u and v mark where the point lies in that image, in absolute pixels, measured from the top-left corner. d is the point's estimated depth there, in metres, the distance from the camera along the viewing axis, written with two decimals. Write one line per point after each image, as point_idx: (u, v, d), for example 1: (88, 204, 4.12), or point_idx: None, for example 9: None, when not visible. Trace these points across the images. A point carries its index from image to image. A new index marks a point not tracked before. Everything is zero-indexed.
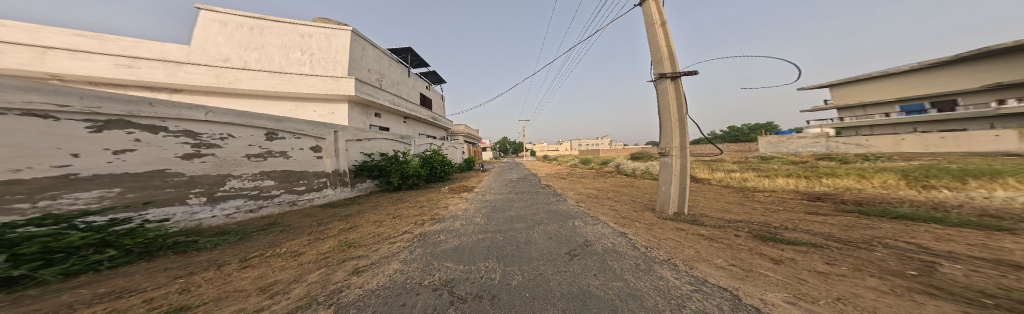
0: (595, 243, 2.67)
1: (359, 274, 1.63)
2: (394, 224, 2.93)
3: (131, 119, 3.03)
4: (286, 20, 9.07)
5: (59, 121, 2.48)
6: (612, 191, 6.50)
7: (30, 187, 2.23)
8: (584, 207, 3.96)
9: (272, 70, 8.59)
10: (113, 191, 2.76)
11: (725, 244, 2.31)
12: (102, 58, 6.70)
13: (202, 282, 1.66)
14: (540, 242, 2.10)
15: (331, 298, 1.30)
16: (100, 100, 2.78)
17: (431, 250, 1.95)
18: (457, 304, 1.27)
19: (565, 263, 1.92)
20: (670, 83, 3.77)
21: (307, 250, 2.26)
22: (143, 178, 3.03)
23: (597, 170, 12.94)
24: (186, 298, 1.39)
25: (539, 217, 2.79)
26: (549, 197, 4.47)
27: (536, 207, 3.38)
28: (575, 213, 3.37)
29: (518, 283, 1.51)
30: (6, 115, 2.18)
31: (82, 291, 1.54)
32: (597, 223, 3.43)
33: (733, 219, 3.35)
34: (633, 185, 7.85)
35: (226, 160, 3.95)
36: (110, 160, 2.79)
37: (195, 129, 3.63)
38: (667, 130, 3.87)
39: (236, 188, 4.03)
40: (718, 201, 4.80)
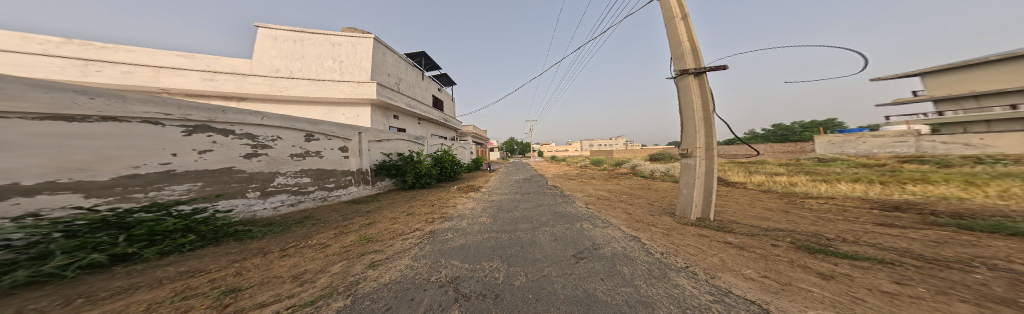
0: (605, 247, 2.59)
1: (374, 267, 1.73)
2: (407, 222, 3.07)
3: (211, 124, 3.56)
4: (321, 31, 9.83)
5: (165, 127, 3.08)
6: (626, 194, 6.26)
7: (144, 180, 2.83)
8: (594, 210, 3.84)
9: (311, 78, 9.33)
10: (197, 185, 3.31)
11: (759, 254, 2.12)
12: (194, 73, 7.96)
13: (251, 267, 1.86)
14: (546, 244, 2.08)
15: (350, 289, 1.40)
16: (192, 109, 3.35)
17: (440, 248, 2.01)
18: (462, 301, 1.31)
19: (570, 265, 1.89)
20: (694, 79, 3.53)
21: (332, 243, 2.44)
22: (217, 174, 3.54)
23: (613, 172, 12.50)
24: (237, 281, 1.57)
25: (546, 218, 2.77)
26: (555, 198, 4.40)
27: (542, 208, 3.37)
28: (584, 215, 3.28)
29: (525, 281, 1.54)
30: (131, 123, 2.78)
31: (168, 268, 1.84)
32: (609, 227, 3.32)
33: (772, 227, 3.06)
34: (652, 187, 7.50)
35: (275, 159, 4.43)
36: (196, 159, 3.35)
37: (255, 132, 4.15)
38: (690, 130, 3.65)
39: (282, 184, 4.51)
40: (756, 208, 4.40)
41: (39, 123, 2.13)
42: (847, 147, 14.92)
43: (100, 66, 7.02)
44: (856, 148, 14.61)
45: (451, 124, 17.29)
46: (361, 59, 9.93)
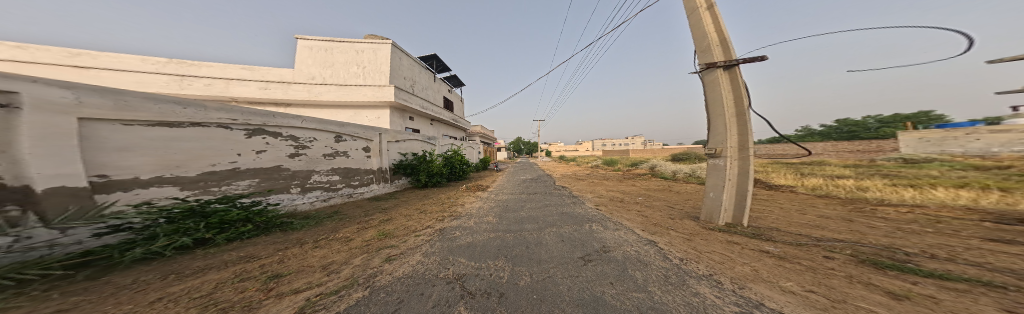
0: (615, 251, 2.49)
1: (390, 261, 1.84)
2: (419, 219, 3.21)
3: (265, 128, 4.03)
4: (347, 39, 10.58)
5: (233, 131, 3.58)
6: (643, 196, 5.97)
7: (219, 176, 3.33)
8: (607, 211, 3.69)
9: (339, 83, 10.15)
10: (254, 181, 3.78)
11: (805, 266, 1.89)
12: (251, 84, 9.29)
13: (290, 256, 2.05)
14: (552, 244, 2.05)
15: (369, 281, 1.49)
16: (251, 115, 3.83)
17: (448, 245, 2.07)
18: (467, 298, 1.35)
19: (577, 267, 1.85)
20: (723, 73, 3.26)
21: (355, 237, 2.62)
22: (268, 171, 4.01)
23: (630, 173, 11.97)
24: (278, 267, 1.75)
25: (552, 218, 2.73)
26: (564, 199, 4.30)
27: (548, 208, 3.31)
28: (597, 217, 3.16)
29: (529, 282, 1.53)
30: (209, 128, 3.28)
31: (232, 253, 2.14)
32: (622, 230, 3.18)
33: (828, 238, 2.68)
34: (673, 190, 7.05)
35: (313, 158, 4.86)
36: (254, 158, 3.81)
37: (298, 135, 4.59)
38: (719, 128, 3.37)
39: (318, 181, 4.93)
40: (810, 216, 3.85)
41: (146, 129, 2.68)
42: (949, 144, 10.82)
43: (191, 81, 8.79)
44: (965, 147, 10.53)
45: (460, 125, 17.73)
46: (380, 64, 10.53)
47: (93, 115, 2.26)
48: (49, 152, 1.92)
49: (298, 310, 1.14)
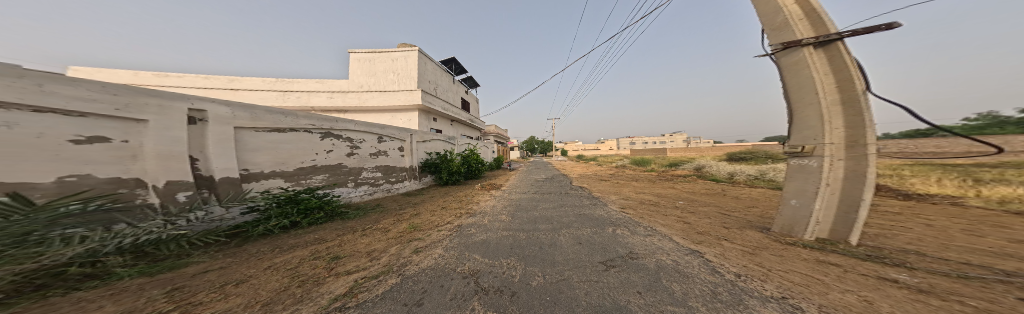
0: (648, 260, 2.20)
1: (418, 253, 2.00)
2: (441, 215, 3.44)
3: (332, 131, 4.77)
4: (385, 50, 12.18)
5: (312, 134, 4.36)
6: (684, 200, 5.20)
7: (304, 171, 4.14)
8: (638, 215, 3.28)
9: (380, 90, 11.73)
10: (324, 176, 4.52)
11: (951, 294, 1.33)
12: (320, 93, 11.48)
13: (340, 243, 2.30)
14: (568, 247, 1.96)
15: (402, 268, 1.66)
16: (324, 121, 4.57)
17: (465, 241, 2.15)
18: (481, 294, 1.38)
19: (597, 273, 1.73)
20: (813, 52, 2.42)
21: (391, 229, 2.93)
22: (334, 168, 4.74)
23: (669, 173, 10.59)
24: (335, 250, 2.05)
25: (569, 220, 2.60)
26: (581, 200, 4.07)
27: (566, 209, 3.15)
28: (627, 224, 2.84)
29: (542, 282, 1.49)
30: (298, 132, 4.10)
31: (309, 235, 2.62)
32: (656, 236, 2.80)
33: (998, 265, 1.84)
34: (728, 194, 5.93)
35: (364, 157, 5.50)
36: (325, 157, 4.58)
37: (352, 136, 5.23)
38: (811, 120, 2.50)
39: (367, 177, 5.59)
40: (1000, 242, 2.57)
41: (266, 133, 3.62)
42: None
43: (283, 93, 11.44)
44: None
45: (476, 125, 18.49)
46: (411, 70, 11.79)
47: (240, 124, 3.29)
48: (221, 150, 2.98)
49: (347, 290, 1.34)
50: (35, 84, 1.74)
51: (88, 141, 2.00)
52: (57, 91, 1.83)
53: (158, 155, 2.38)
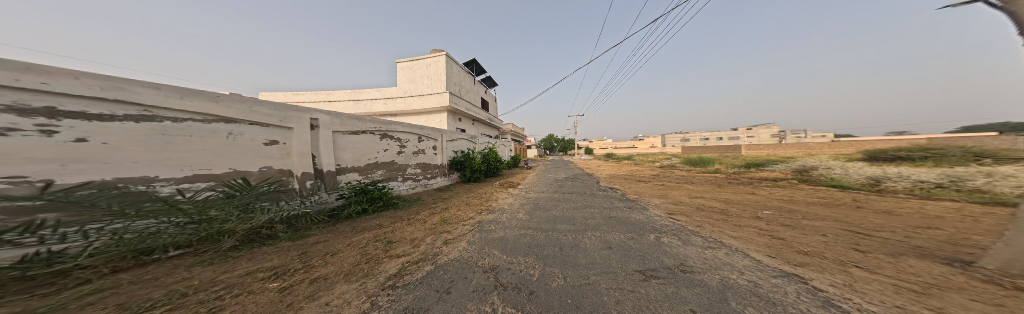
0: (708, 277, 1.73)
1: (448, 243, 2.13)
2: (465, 210, 3.64)
3: (388, 132, 5.18)
4: (422, 57, 13.86)
5: (375, 135, 4.82)
6: (769, 209, 3.95)
7: (369, 167, 4.64)
8: (694, 225, 2.63)
9: (418, 94, 13.43)
10: (380, 171, 4.92)
11: None
12: (376, 100, 13.91)
13: (388, 232, 2.52)
14: (594, 250, 1.80)
15: (437, 256, 1.86)
16: (382, 124, 5.00)
17: (485, 237, 2.23)
18: (500, 289, 1.42)
19: (627, 281, 1.53)
20: None
21: (426, 220, 3.15)
22: (388, 165, 5.14)
23: (749, 176, 8.20)
24: (388, 234, 2.41)
25: (597, 222, 2.37)
26: (612, 202, 3.63)
27: (592, 211, 2.87)
28: (675, 231, 2.33)
29: (560, 284, 1.43)
30: (366, 134, 4.62)
31: (374, 221, 3.19)
32: (724, 251, 2.17)
33: None
34: (854, 207, 4.18)
35: (409, 154, 5.75)
36: (383, 155, 4.98)
37: (401, 137, 5.53)
38: None
39: (412, 173, 5.85)
40: None
41: (348, 135, 4.27)
42: None
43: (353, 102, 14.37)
44: None
45: (494, 124, 18.82)
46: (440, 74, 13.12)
47: (334, 129, 4.00)
48: (326, 148, 3.78)
49: (397, 271, 1.61)
50: (248, 106, 2.88)
51: (272, 143, 3.09)
52: (258, 110, 2.97)
53: (299, 153, 3.37)
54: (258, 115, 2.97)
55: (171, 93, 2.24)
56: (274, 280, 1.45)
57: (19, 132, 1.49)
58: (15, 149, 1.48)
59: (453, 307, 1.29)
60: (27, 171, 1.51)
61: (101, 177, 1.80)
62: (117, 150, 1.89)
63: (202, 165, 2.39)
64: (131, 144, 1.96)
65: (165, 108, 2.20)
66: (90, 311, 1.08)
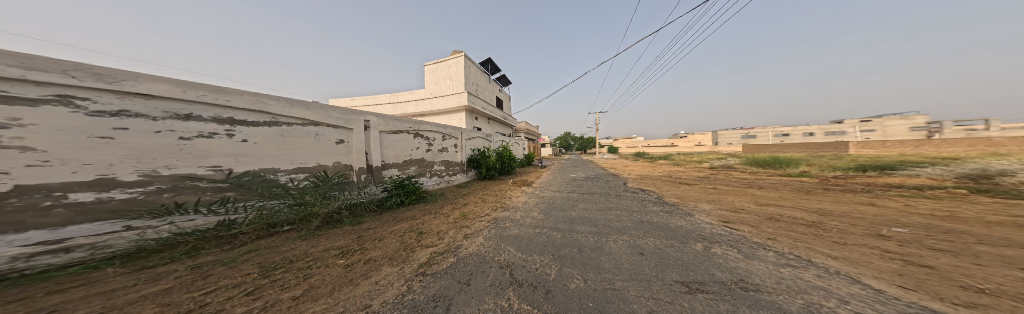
0: (786, 300, 1.24)
1: (467, 238, 2.22)
2: (481, 206, 3.66)
3: (419, 132, 5.31)
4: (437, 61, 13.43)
5: (409, 134, 4.99)
6: (894, 224, 2.82)
7: (405, 163, 4.84)
8: (764, 236, 2.06)
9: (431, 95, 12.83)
10: (413, 168, 5.05)
11: None
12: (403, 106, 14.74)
13: (417, 225, 2.73)
14: (619, 254, 1.66)
15: (459, 248, 1.99)
16: (415, 124, 5.16)
17: (500, 234, 2.27)
18: (515, 286, 1.43)
19: (657, 287, 1.35)
20: None
21: (447, 215, 3.21)
22: (419, 162, 5.25)
23: (861, 182, 6.02)
24: (418, 226, 2.67)
25: (623, 225, 2.16)
26: (645, 206, 3.16)
27: (619, 214, 2.60)
28: (734, 240, 1.86)
29: (579, 286, 1.35)
30: (403, 134, 4.83)
31: (411, 211, 3.55)
32: (815, 273, 1.59)
33: None
34: None
35: (435, 152, 5.79)
36: (416, 153, 5.15)
37: (429, 136, 5.60)
38: None
39: (438, 170, 5.87)
40: None
41: (389, 135, 4.52)
42: None
43: None
44: None
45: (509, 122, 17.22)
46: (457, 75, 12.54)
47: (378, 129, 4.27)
48: (374, 147, 4.11)
49: (426, 261, 1.80)
50: (326, 111, 3.45)
51: (341, 142, 3.61)
52: (331, 114, 3.50)
53: (357, 150, 3.80)
54: (332, 119, 3.49)
55: (284, 104, 2.94)
56: (341, 257, 1.82)
57: (218, 135, 2.34)
58: (216, 147, 2.32)
59: (472, 299, 1.37)
60: (219, 162, 2.32)
61: (252, 168, 2.55)
62: (257, 147, 2.62)
63: (299, 160, 3.02)
64: (266, 143, 2.71)
65: (282, 115, 2.91)
66: (247, 266, 1.65)
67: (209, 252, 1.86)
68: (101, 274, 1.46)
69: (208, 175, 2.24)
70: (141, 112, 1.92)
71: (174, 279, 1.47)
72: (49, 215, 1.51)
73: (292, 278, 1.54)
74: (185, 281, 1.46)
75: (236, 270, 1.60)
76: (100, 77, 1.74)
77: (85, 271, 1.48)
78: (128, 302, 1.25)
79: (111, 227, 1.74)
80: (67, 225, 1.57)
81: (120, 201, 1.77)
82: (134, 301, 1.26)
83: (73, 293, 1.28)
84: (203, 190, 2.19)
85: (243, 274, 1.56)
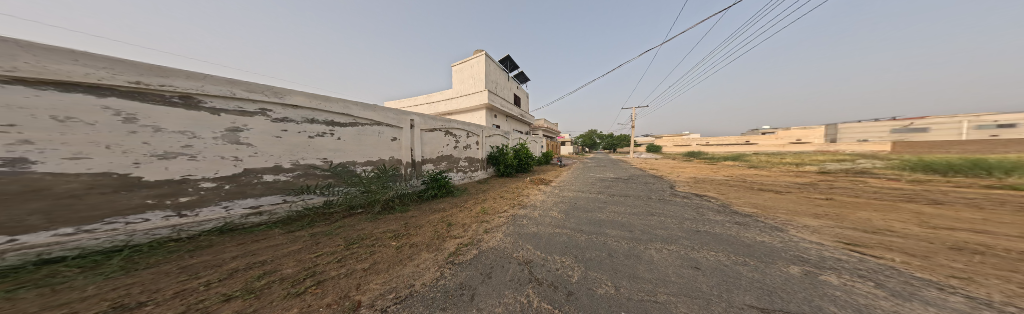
0: None
1: (488, 232, 2.29)
2: (499, 202, 3.67)
3: (453, 130, 5.49)
4: None
5: (443, 132, 5.18)
6: None
7: (438, 158, 5.08)
8: (944, 272, 1.21)
9: (446, 95, 12.48)
10: (445, 164, 5.29)
11: None
12: None
13: (446, 217, 2.95)
14: (662, 263, 1.38)
15: (481, 242, 2.08)
16: (451, 122, 5.36)
17: (518, 231, 2.23)
18: (534, 284, 1.37)
19: (706, 299, 1.04)
20: None
21: (469, 209, 3.33)
22: (448, 158, 5.38)
23: None
24: (448, 217, 2.93)
25: (666, 233, 1.80)
26: (702, 214, 2.49)
27: (660, 221, 2.17)
28: (867, 268, 1.21)
29: (607, 292, 1.18)
30: (438, 132, 5.04)
31: (445, 202, 3.90)
32: None
33: None
34: None
35: (465, 148, 5.95)
36: (448, 149, 5.36)
37: (458, 133, 5.70)
38: None
39: (464, 168, 5.96)
40: None
41: (428, 132, 4.78)
42: None
43: None
44: None
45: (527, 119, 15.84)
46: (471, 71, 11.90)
47: (420, 127, 4.56)
48: (418, 144, 4.45)
49: (454, 251, 1.95)
50: (388, 113, 3.94)
51: (395, 139, 4.03)
52: (390, 115, 3.95)
53: (406, 147, 4.19)
54: (389, 119, 3.91)
55: (361, 108, 3.56)
56: (394, 240, 2.20)
57: (324, 134, 3.09)
58: (324, 143, 3.08)
59: (494, 291, 1.37)
60: (326, 155, 3.10)
61: (342, 160, 3.27)
62: (345, 144, 3.31)
63: (369, 155, 3.61)
64: (350, 141, 3.37)
65: (361, 118, 3.55)
66: (335, 239, 2.22)
67: (319, 224, 2.62)
68: (270, 233, 2.30)
69: (320, 164, 3.05)
70: (293, 118, 2.81)
71: (302, 242, 2.15)
72: (255, 188, 2.50)
73: (361, 252, 1.98)
74: (306, 245, 2.09)
75: (330, 241, 2.17)
76: (274, 93, 2.66)
77: (266, 229, 2.40)
78: (282, 255, 1.92)
79: (278, 198, 2.67)
80: (262, 196, 2.56)
81: (282, 181, 2.71)
82: (286, 255, 1.91)
83: (260, 243, 2.08)
84: (317, 176, 3.02)
85: (333, 245, 2.10)
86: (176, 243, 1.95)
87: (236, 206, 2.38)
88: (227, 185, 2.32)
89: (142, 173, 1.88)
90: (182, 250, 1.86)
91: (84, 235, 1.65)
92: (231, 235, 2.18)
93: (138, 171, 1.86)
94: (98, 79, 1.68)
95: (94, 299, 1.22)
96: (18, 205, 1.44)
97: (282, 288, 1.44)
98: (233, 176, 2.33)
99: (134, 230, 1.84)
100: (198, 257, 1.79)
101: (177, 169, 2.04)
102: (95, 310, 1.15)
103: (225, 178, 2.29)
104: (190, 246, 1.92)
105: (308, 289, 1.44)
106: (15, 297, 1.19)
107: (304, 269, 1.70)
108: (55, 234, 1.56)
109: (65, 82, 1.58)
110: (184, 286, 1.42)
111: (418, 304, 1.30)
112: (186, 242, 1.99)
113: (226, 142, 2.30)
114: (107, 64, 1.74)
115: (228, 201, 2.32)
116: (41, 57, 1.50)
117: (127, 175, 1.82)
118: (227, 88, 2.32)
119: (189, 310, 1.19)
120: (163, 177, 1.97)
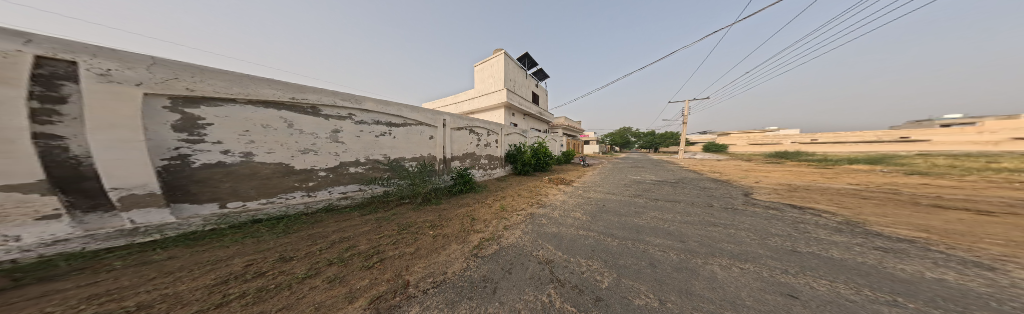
0: None
1: (507, 230, 2.24)
2: (519, 200, 3.61)
3: (477, 129, 5.90)
4: None
5: (467, 131, 5.63)
6: None
7: (463, 155, 5.53)
8: None
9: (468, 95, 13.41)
10: (470, 161, 5.72)
11: None
12: None
13: (471, 212, 3.10)
14: (732, 283, 1.01)
15: (501, 238, 2.06)
16: (474, 120, 5.80)
17: (538, 230, 2.11)
18: (556, 286, 1.22)
19: None
20: None
21: (489, 205, 3.41)
22: (472, 155, 5.80)
23: None
24: (472, 212, 3.09)
25: (741, 251, 1.33)
26: (806, 232, 1.72)
27: (731, 235, 1.62)
28: None
29: (649, 304, 0.94)
30: (463, 130, 5.51)
31: (471, 197, 4.19)
32: None
33: None
34: None
35: (486, 146, 6.29)
36: (472, 147, 5.78)
37: (481, 131, 6.09)
38: None
39: (485, 165, 6.29)
40: None
41: (456, 131, 5.30)
42: None
43: None
44: None
45: (545, 117, 15.44)
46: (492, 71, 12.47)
47: (450, 126, 5.11)
48: (447, 142, 5.01)
49: (478, 245, 2.00)
50: (428, 115, 4.62)
51: (430, 138, 4.66)
52: (428, 116, 4.62)
53: (439, 145, 4.80)
54: (427, 119, 4.57)
55: (408, 110, 4.29)
56: (430, 230, 2.47)
57: (385, 134, 3.87)
58: (385, 141, 3.87)
59: (514, 287, 1.31)
60: (386, 151, 3.87)
61: (395, 155, 4.02)
62: (398, 142, 4.06)
63: (413, 152, 4.31)
64: (402, 140, 4.12)
65: (410, 119, 4.27)
66: (390, 225, 2.67)
67: (382, 210, 3.28)
68: (352, 214, 3.04)
69: (381, 159, 3.81)
70: (368, 120, 3.64)
71: (371, 223, 2.74)
72: (346, 178, 3.39)
73: (408, 238, 2.32)
74: (373, 228, 2.61)
75: (385, 227, 2.63)
76: (356, 101, 3.51)
77: (351, 211, 3.18)
78: (358, 233, 2.45)
79: (356, 186, 3.51)
80: (348, 184, 3.43)
81: (359, 172, 3.54)
82: (360, 234, 2.43)
83: (346, 222, 2.78)
84: (381, 169, 3.79)
85: (387, 230, 2.54)
86: (307, 216, 2.84)
87: (335, 191, 3.28)
88: (332, 174, 3.24)
89: (294, 163, 2.87)
90: (310, 221, 2.71)
91: (269, 204, 2.66)
92: (333, 214, 3.02)
93: (292, 161, 2.85)
94: (276, 97, 2.72)
95: (272, 251, 1.89)
96: (247, 180, 2.51)
97: (359, 260, 1.83)
98: (334, 167, 3.26)
99: (289, 204, 2.81)
100: (318, 227, 2.56)
101: (309, 161, 3.01)
102: (272, 259, 1.76)
103: (330, 169, 3.22)
104: (313, 219, 2.78)
105: (374, 265, 1.77)
106: (246, 242, 2.02)
107: (374, 247, 2.14)
108: (259, 202, 2.60)
109: (270, 102, 2.70)
110: (310, 249, 2.01)
111: (450, 291, 1.37)
112: (311, 216, 2.88)
113: (331, 140, 3.23)
114: (281, 87, 2.78)
115: (331, 187, 3.23)
116: (258, 85, 2.60)
117: (289, 164, 2.82)
118: (333, 98, 3.23)
119: (312, 268, 1.66)
120: (302, 166, 2.95)
